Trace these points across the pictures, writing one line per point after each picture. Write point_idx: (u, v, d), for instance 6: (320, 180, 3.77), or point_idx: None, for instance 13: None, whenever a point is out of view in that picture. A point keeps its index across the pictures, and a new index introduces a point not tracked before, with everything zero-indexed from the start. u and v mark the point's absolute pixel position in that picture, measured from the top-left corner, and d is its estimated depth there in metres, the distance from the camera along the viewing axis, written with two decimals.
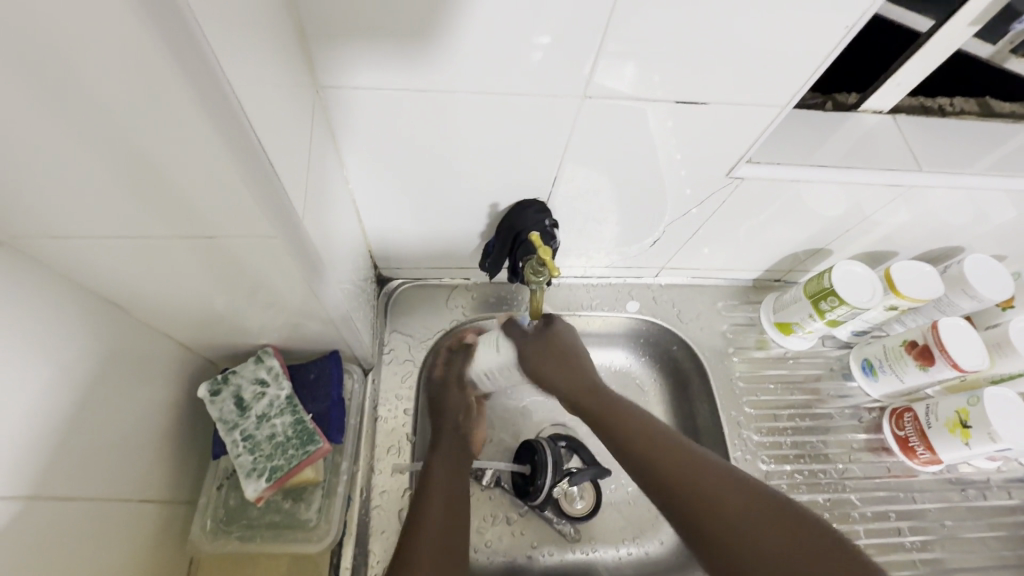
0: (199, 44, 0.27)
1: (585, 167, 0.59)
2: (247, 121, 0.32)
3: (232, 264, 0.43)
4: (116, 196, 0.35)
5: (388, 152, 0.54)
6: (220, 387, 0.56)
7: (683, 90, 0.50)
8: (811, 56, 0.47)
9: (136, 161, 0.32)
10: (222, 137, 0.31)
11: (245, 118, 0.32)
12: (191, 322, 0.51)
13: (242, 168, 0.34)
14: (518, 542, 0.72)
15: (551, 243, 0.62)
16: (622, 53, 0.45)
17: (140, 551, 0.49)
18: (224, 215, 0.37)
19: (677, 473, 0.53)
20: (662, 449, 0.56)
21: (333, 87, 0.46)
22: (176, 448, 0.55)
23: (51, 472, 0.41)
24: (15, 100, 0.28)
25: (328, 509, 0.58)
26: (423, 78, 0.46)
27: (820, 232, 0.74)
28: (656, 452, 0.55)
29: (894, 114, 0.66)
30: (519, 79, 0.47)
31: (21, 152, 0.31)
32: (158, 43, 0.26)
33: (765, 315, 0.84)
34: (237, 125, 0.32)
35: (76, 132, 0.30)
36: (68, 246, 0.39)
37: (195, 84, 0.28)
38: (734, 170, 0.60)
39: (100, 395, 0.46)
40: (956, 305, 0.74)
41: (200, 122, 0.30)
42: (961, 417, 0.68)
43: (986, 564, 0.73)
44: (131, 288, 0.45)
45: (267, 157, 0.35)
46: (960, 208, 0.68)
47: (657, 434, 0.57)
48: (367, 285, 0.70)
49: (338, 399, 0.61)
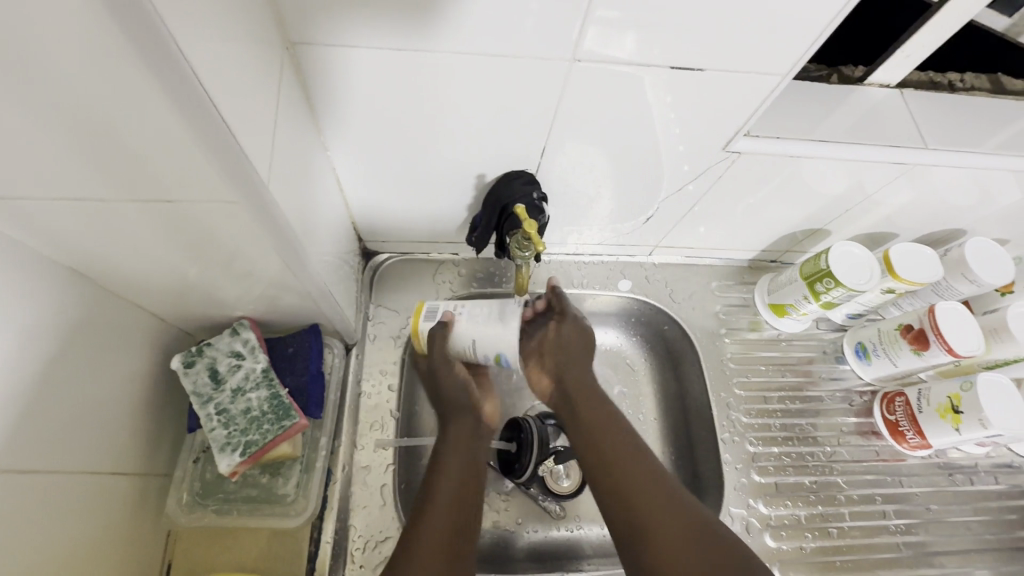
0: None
1: (575, 139, 0.56)
2: (193, 71, 0.29)
3: (199, 232, 0.41)
4: (68, 163, 0.33)
5: (370, 120, 0.51)
6: (194, 359, 0.54)
7: (680, 57, 0.47)
8: (816, 21, 0.44)
9: (87, 125, 0.30)
10: (165, 88, 0.29)
11: (189, 68, 0.29)
12: (161, 290, 0.49)
13: (190, 122, 0.31)
14: (503, 518, 0.72)
15: (540, 217, 0.60)
16: (611, 18, 0.42)
17: (113, 526, 0.48)
18: (183, 176, 0.35)
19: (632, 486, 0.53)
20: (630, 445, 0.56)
21: (305, 44, 0.43)
22: (150, 421, 0.54)
23: (13, 447, 0.39)
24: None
25: (306, 483, 0.58)
26: (402, 37, 0.43)
27: (820, 212, 0.71)
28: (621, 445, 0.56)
29: (902, 89, 0.63)
30: (508, 41, 0.44)
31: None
32: None
33: (759, 296, 0.82)
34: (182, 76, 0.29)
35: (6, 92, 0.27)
36: (22, 216, 0.37)
37: (135, 37, 0.26)
38: (731, 144, 0.58)
39: (67, 367, 0.44)
40: (955, 290, 0.73)
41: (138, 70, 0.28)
42: (953, 403, 0.67)
43: (968, 548, 0.73)
44: (94, 257, 0.43)
45: (222, 115, 0.32)
46: (964, 189, 0.66)
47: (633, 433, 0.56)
48: (351, 258, 0.68)
49: (317, 373, 0.60)
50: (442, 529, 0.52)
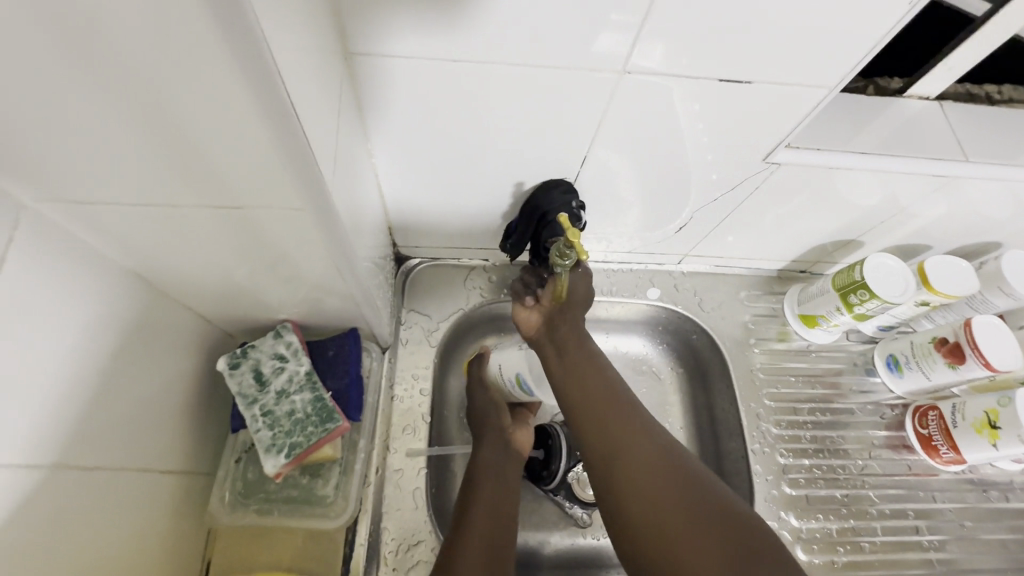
0: (246, 17, 0.26)
1: (615, 148, 0.57)
2: (277, 71, 0.29)
3: (256, 236, 0.42)
4: (144, 161, 0.34)
5: (415, 128, 0.52)
6: (239, 361, 0.55)
7: (727, 69, 0.47)
8: (868, 35, 0.44)
9: (170, 126, 0.31)
10: (249, 89, 0.29)
11: (275, 70, 0.29)
12: (213, 292, 0.50)
13: (268, 122, 0.31)
14: (531, 525, 0.72)
15: (577, 225, 0.61)
16: (665, 32, 0.43)
17: (159, 523, 0.49)
18: (252, 178, 0.35)
19: (630, 471, 0.52)
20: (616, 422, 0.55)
21: (361, 55, 0.44)
22: (194, 420, 0.55)
23: (75, 446, 0.40)
24: (38, 42, 0.26)
25: (344, 486, 0.58)
26: (454, 48, 0.44)
27: (854, 223, 0.71)
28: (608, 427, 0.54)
29: (941, 101, 0.63)
30: (557, 52, 0.44)
31: (42, 99, 0.29)
32: (205, 10, 0.25)
33: (789, 307, 0.82)
34: (266, 75, 0.29)
35: (97, 79, 0.28)
36: (92, 211, 0.38)
37: (234, 52, 0.27)
38: (772, 154, 0.58)
39: (123, 366, 0.45)
40: (990, 303, 0.72)
41: (225, 70, 0.28)
42: (990, 417, 0.66)
43: (1003, 567, 0.72)
44: (152, 257, 0.44)
45: (297, 115, 0.32)
46: (1003, 203, 0.65)
47: (612, 406, 0.56)
48: (386, 263, 0.69)
49: (356, 376, 0.60)
50: (487, 528, 0.55)
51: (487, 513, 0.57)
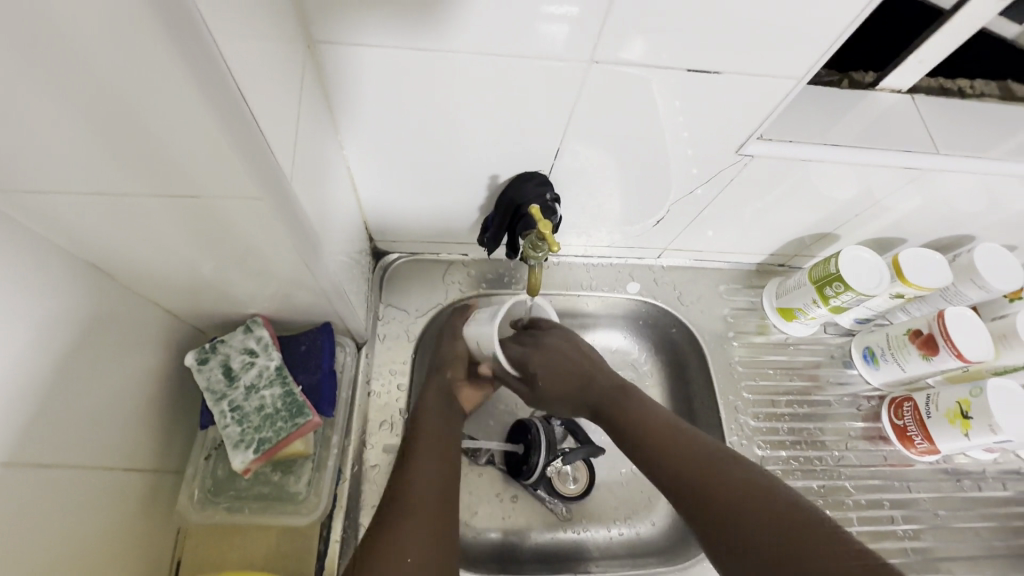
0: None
1: (589, 140, 0.56)
2: (217, 47, 0.29)
3: (219, 229, 0.42)
4: (93, 153, 0.33)
5: (386, 119, 0.52)
6: (208, 356, 0.55)
7: (697, 60, 0.47)
8: (835, 26, 0.44)
9: (116, 116, 0.31)
10: (190, 70, 0.28)
11: (215, 46, 0.28)
12: (179, 286, 0.50)
13: (216, 106, 0.30)
14: (510, 520, 0.72)
15: (552, 218, 0.61)
16: (634, 21, 0.43)
17: (125, 521, 0.48)
18: (207, 167, 0.35)
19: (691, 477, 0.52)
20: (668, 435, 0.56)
21: (326, 43, 0.44)
22: (161, 417, 0.54)
23: (31, 443, 0.40)
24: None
25: (317, 482, 0.58)
26: (420, 38, 0.43)
27: (829, 216, 0.72)
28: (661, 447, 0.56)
29: (913, 94, 0.64)
30: (525, 42, 0.44)
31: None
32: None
33: (767, 300, 0.82)
34: (204, 52, 0.28)
35: (36, 69, 0.28)
36: (45, 205, 0.37)
37: (175, 37, 0.27)
38: (745, 147, 0.58)
39: (83, 363, 0.44)
40: (963, 295, 0.73)
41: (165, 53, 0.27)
42: (962, 408, 0.67)
43: (976, 555, 0.73)
44: (111, 251, 0.43)
45: (244, 94, 0.32)
46: (975, 195, 0.66)
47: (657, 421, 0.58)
48: (362, 257, 0.68)
49: (329, 371, 0.60)
50: (434, 494, 0.54)
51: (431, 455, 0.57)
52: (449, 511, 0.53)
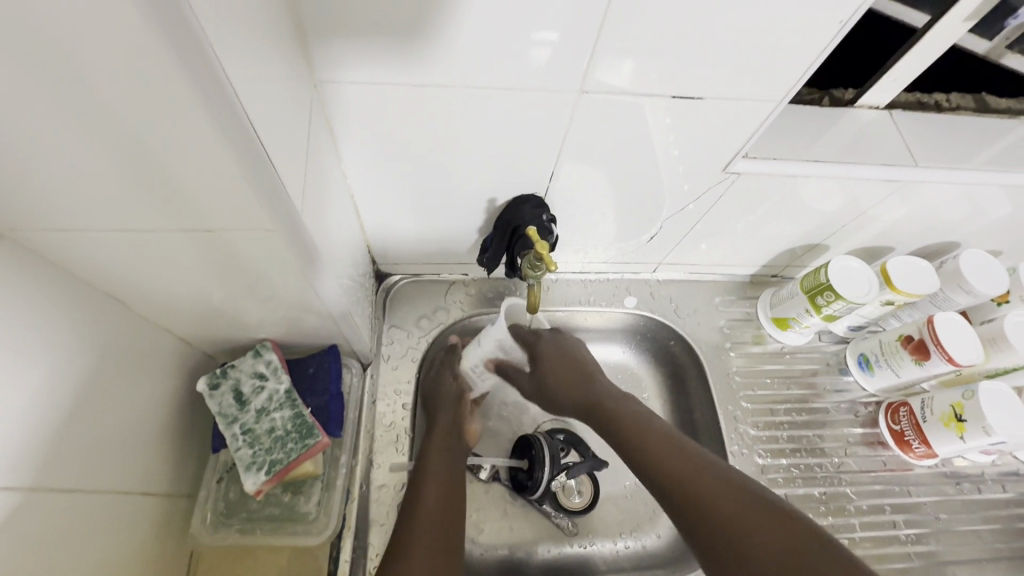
0: (195, 31, 0.27)
1: (582, 163, 0.59)
2: (230, 83, 0.31)
3: (232, 258, 0.43)
4: (116, 189, 0.35)
5: (388, 148, 0.54)
6: (219, 381, 0.56)
7: (679, 86, 0.50)
8: (806, 55, 0.47)
9: (141, 155, 0.33)
10: (211, 113, 0.31)
11: (228, 82, 0.31)
12: (191, 313, 0.51)
13: (233, 146, 0.33)
14: (516, 535, 0.72)
15: (549, 237, 0.63)
16: (619, 50, 0.45)
17: (140, 545, 0.49)
18: (222, 201, 0.37)
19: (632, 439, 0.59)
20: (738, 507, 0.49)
21: (329, 81, 0.46)
22: (174, 442, 0.55)
23: (53, 468, 0.41)
24: (8, 81, 0.27)
25: (327, 502, 0.59)
26: (421, 73, 0.46)
27: (817, 228, 0.74)
28: (716, 509, 0.49)
29: (891, 109, 0.66)
30: (517, 72, 0.47)
31: (14, 136, 0.30)
32: (161, 41, 0.27)
33: (763, 310, 0.84)
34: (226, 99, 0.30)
35: (68, 114, 0.30)
36: (69, 239, 0.39)
37: (193, 77, 0.29)
38: (731, 165, 0.61)
39: (101, 390, 0.46)
40: (952, 300, 0.74)
41: (181, 91, 0.29)
42: (957, 411, 0.69)
43: (980, 557, 0.73)
44: (130, 282, 0.45)
45: (259, 134, 0.34)
46: (956, 204, 0.68)
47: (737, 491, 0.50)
48: (365, 280, 0.70)
49: (336, 393, 0.61)
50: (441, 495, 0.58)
51: (435, 504, 0.56)
52: (452, 550, 0.54)
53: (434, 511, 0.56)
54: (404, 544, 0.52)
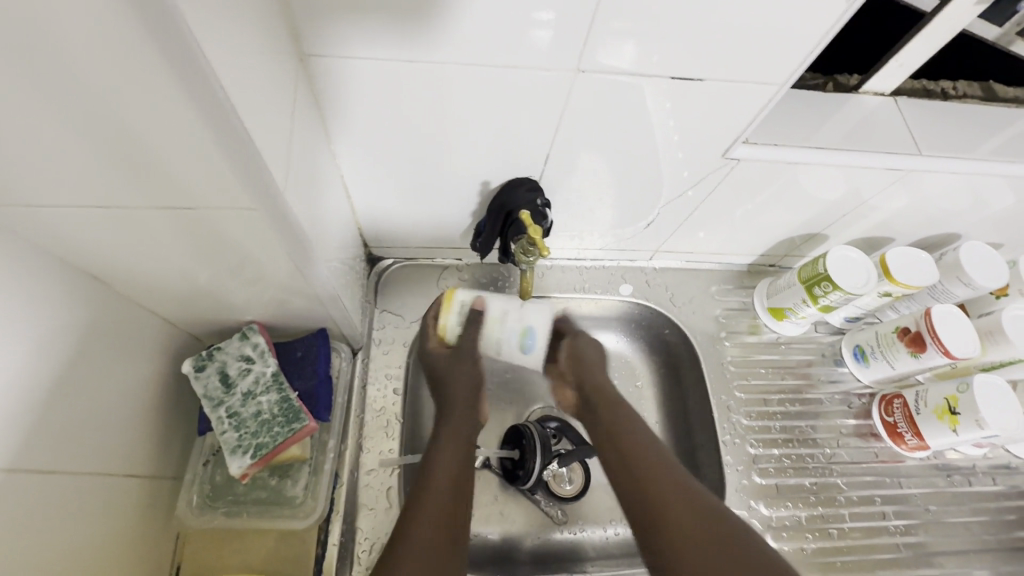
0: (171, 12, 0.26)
1: (578, 148, 0.58)
2: (209, 66, 0.29)
3: (216, 239, 0.42)
4: (92, 168, 0.34)
5: (379, 129, 0.53)
6: (205, 363, 0.56)
7: (678, 67, 0.48)
8: (811, 33, 0.45)
9: (117, 133, 0.32)
10: (187, 91, 0.29)
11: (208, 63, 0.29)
12: (177, 295, 0.50)
13: (211, 124, 0.32)
14: (506, 521, 0.72)
15: (543, 223, 0.62)
16: (618, 30, 0.44)
17: (124, 527, 0.49)
18: (201, 179, 0.36)
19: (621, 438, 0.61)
20: (685, 518, 0.52)
21: (318, 56, 0.45)
22: (159, 424, 0.55)
23: (32, 449, 0.40)
24: None
25: (314, 486, 0.59)
26: (412, 49, 0.44)
27: (816, 217, 0.73)
28: (677, 516, 0.53)
29: (896, 96, 0.65)
30: (511, 51, 0.45)
31: None
32: (130, 12, 0.25)
33: (759, 300, 0.83)
34: (204, 78, 0.29)
35: (34, 88, 0.28)
36: (46, 218, 0.38)
37: (168, 53, 0.27)
38: (731, 150, 0.59)
39: (82, 372, 0.45)
40: (951, 292, 0.74)
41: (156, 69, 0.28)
42: (950, 404, 0.68)
43: (967, 549, 0.74)
44: (112, 263, 0.44)
45: (243, 122, 0.33)
46: (958, 195, 0.67)
47: (691, 500, 0.54)
48: (357, 263, 0.69)
49: (325, 377, 0.61)
50: (453, 476, 0.56)
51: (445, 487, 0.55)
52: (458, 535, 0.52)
53: (445, 492, 0.55)
54: (412, 525, 0.51)
